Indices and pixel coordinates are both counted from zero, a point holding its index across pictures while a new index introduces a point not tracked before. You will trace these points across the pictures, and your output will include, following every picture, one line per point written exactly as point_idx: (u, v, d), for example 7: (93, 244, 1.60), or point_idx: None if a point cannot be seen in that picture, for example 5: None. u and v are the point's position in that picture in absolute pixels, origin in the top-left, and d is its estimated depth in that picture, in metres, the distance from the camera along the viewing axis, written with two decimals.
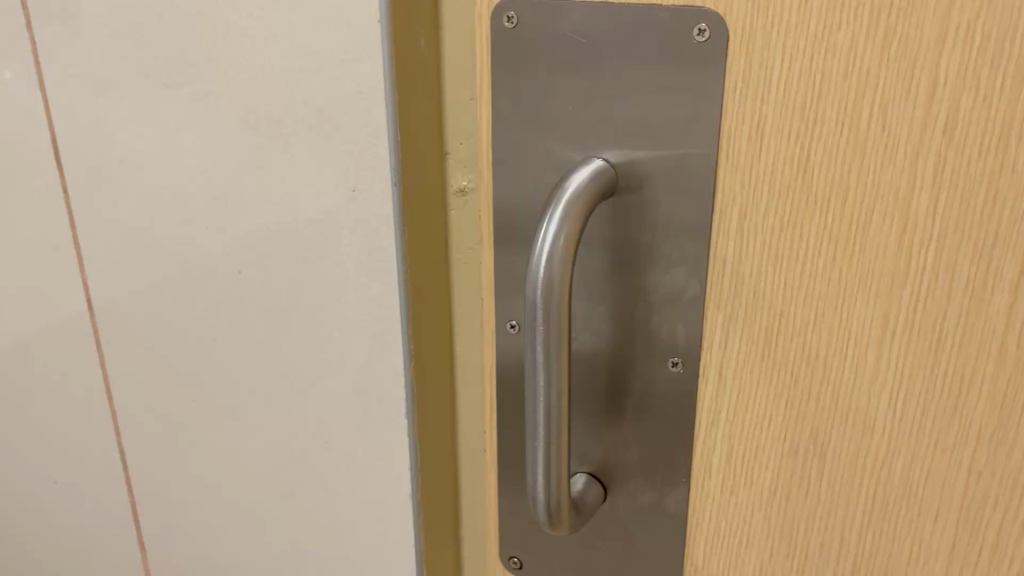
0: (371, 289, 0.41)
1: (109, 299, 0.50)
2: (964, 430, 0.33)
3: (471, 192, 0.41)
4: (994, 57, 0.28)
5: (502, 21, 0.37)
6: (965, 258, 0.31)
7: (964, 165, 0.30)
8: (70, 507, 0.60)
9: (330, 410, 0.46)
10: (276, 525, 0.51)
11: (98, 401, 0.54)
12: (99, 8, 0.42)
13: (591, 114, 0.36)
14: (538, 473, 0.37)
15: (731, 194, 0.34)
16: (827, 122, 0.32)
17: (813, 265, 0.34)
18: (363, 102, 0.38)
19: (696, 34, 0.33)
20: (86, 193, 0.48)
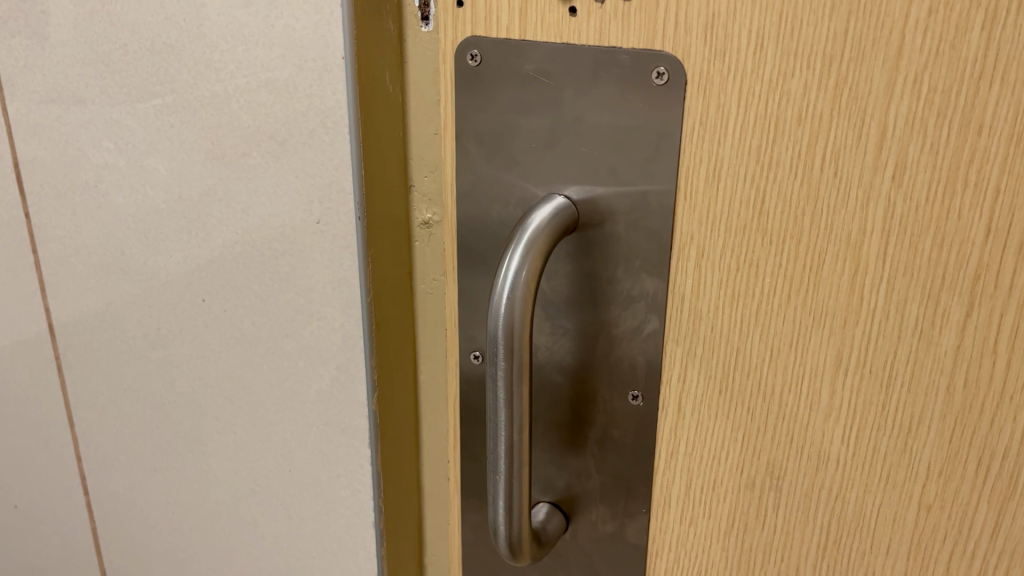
0: (337, 319, 0.42)
1: (71, 326, 0.50)
2: (914, 465, 0.34)
3: (436, 225, 0.41)
4: (940, 107, 0.29)
5: (465, 59, 0.37)
6: (914, 300, 0.32)
7: (913, 209, 0.31)
8: (30, 533, 0.59)
9: (296, 438, 0.46)
10: (240, 552, 0.50)
11: (59, 426, 0.53)
12: (62, 35, 0.41)
13: (555, 152, 0.36)
14: (500, 508, 0.37)
15: (689, 232, 0.35)
16: (781, 166, 0.32)
17: (768, 303, 0.35)
18: (327, 136, 0.38)
19: (655, 77, 0.34)
20: (47, 218, 0.47)
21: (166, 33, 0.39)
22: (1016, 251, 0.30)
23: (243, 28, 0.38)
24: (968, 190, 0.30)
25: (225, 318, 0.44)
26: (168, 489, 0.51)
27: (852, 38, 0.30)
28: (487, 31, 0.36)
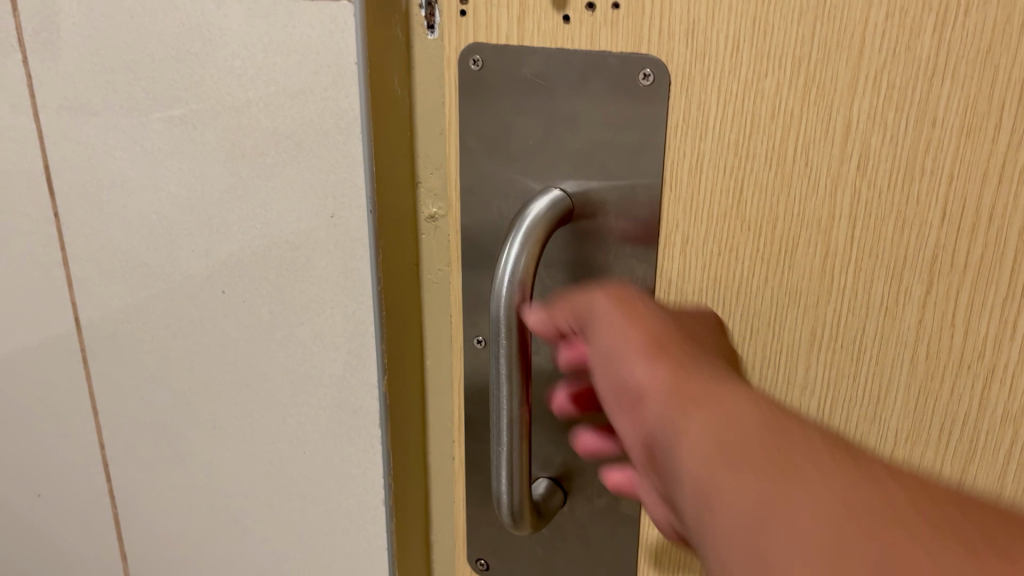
0: (349, 308, 0.45)
1: (96, 319, 0.52)
2: (883, 432, 0.38)
3: (441, 218, 0.44)
4: (898, 103, 0.33)
5: (468, 64, 0.40)
6: (880, 280, 0.35)
7: (876, 197, 0.34)
8: (54, 520, 0.62)
9: (310, 421, 0.48)
10: (256, 532, 0.53)
11: (84, 416, 0.56)
12: (93, 45, 0.44)
13: (551, 149, 0.40)
14: (502, 477, 0.40)
15: (674, 221, 0.38)
16: (757, 158, 0.36)
17: (748, 284, 0.38)
18: (341, 136, 0.41)
19: (642, 78, 0.37)
20: (75, 217, 0.50)
21: (191, 42, 0.42)
22: (970, 231, 0.33)
23: (264, 37, 0.40)
24: (925, 178, 0.33)
25: (243, 309, 0.47)
26: (187, 472, 0.54)
27: (819, 40, 0.33)
28: (488, 38, 0.39)
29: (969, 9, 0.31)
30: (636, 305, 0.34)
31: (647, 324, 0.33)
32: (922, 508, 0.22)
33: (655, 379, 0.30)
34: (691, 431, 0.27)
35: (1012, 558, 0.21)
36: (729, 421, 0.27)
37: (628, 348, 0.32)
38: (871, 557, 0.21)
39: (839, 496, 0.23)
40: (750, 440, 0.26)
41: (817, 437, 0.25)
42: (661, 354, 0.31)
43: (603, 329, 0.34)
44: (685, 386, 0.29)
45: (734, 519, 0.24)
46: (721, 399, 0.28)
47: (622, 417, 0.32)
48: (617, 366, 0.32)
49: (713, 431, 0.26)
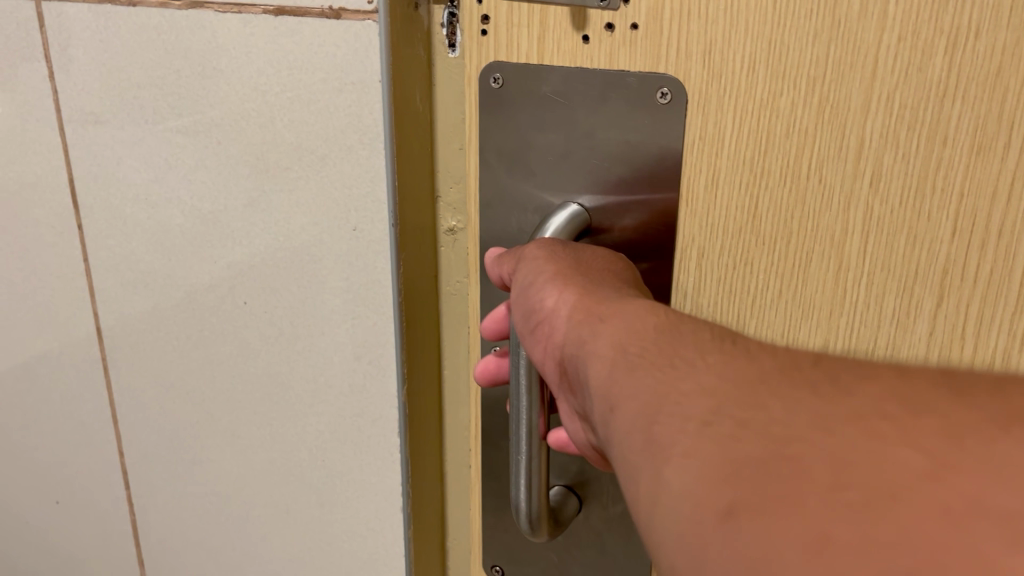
0: (369, 318, 0.46)
1: (118, 329, 0.53)
2: None
3: (460, 231, 0.45)
4: (910, 122, 0.34)
5: (490, 81, 0.41)
6: (892, 293, 0.36)
7: (888, 212, 0.35)
8: (72, 526, 0.62)
9: (329, 429, 0.49)
10: (273, 538, 0.54)
11: (104, 424, 0.57)
12: (120, 62, 0.45)
13: (569, 165, 0.41)
14: (521, 485, 0.41)
15: (691, 235, 0.39)
16: (772, 174, 0.37)
17: (762, 297, 0.39)
18: (364, 151, 0.42)
19: (659, 97, 0.38)
20: (98, 228, 0.51)
21: (217, 59, 0.43)
22: (980, 246, 0.34)
23: (289, 55, 0.41)
24: (936, 194, 0.34)
25: (264, 319, 0.48)
26: (205, 480, 0.55)
27: (833, 61, 0.34)
28: (508, 57, 0.40)
29: (979, 31, 0.32)
30: (558, 250, 0.36)
31: (560, 262, 0.35)
32: (801, 368, 0.22)
33: (566, 302, 0.32)
34: (599, 342, 0.29)
35: (885, 395, 0.20)
36: (631, 328, 0.28)
37: (543, 276, 0.34)
38: (739, 407, 0.21)
39: (721, 375, 0.23)
40: (639, 337, 0.27)
41: (704, 330, 0.27)
42: (570, 281, 0.33)
43: (528, 266, 0.36)
44: (594, 303, 0.31)
45: (632, 417, 0.24)
46: (627, 308, 0.30)
47: (538, 347, 0.35)
48: (532, 295, 0.35)
49: (615, 334, 0.28)
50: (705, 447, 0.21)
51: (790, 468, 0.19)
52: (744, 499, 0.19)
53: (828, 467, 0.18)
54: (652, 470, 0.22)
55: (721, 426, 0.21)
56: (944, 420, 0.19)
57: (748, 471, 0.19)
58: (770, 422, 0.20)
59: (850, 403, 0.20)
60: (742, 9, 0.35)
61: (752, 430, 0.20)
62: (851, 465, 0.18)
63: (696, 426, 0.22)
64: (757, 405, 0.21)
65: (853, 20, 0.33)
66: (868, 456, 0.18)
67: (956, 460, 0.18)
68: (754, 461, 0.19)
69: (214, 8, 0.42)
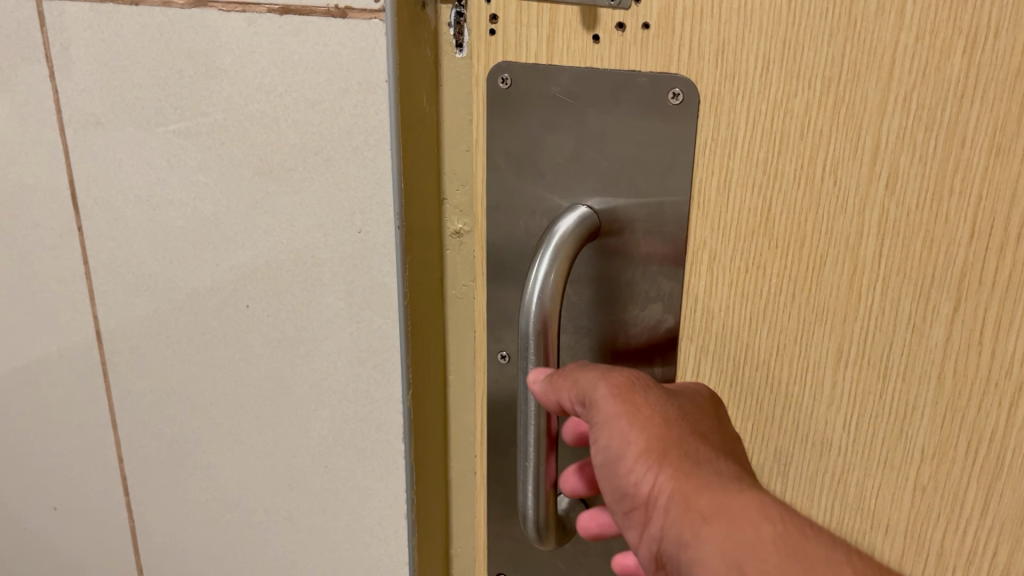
0: (374, 322, 0.45)
1: (118, 332, 0.52)
2: (910, 449, 0.38)
3: (466, 234, 0.45)
4: (927, 123, 0.33)
5: (497, 82, 0.40)
6: (908, 298, 0.36)
7: (905, 215, 0.35)
8: (71, 532, 0.62)
9: (333, 435, 0.49)
10: (275, 546, 0.54)
11: (104, 429, 0.56)
12: (122, 62, 0.44)
13: (578, 167, 0.40)
14: (528, 492, 0.40)
15: (702, 238, 0.39)
16: (786, 177, 0.36)
17: (775, 301, 0.38)
18: (370, 152, 0.41)
19: (671, 97, 0.37)
20: (98, 231, 0.50)
21: (221, 59, 0.42)
22: (998, 251, 0.33)
23: (294, 54, 0.41)
24: (953, 197, 0.34)
25: (266, 323, 0.47)
26: (207, 487, 0.54)
27: (849, 62, 0.34)
28: (517, 57, 0.40)
29: (999, 32, 0.31)
30: (638, 400, 0.36)
31: (646, 428, 0.35)
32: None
33: (665, 487, 0.35)
34: (709, 550, 0.33)
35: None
36: (747, 542, 0.32)
37: (631, 452, 0.35)
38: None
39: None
40: (757, 557, 0.31)
41: (835, 551, 0.32)
42: (666, 460, 0.35)
43: (608, 429, 0.36)
44: (693, 493, 0.34)
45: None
46: (735, 509, 0.33)
47: (626, 512, 0.37)
48: (623, 469, 0.36)
49: (725, 542, 0.32)
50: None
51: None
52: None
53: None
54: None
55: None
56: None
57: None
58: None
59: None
60: (756, 8, 0.35)
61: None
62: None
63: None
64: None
65: (870, 20, 0.33)
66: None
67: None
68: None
69: (218, 7, 0.41)
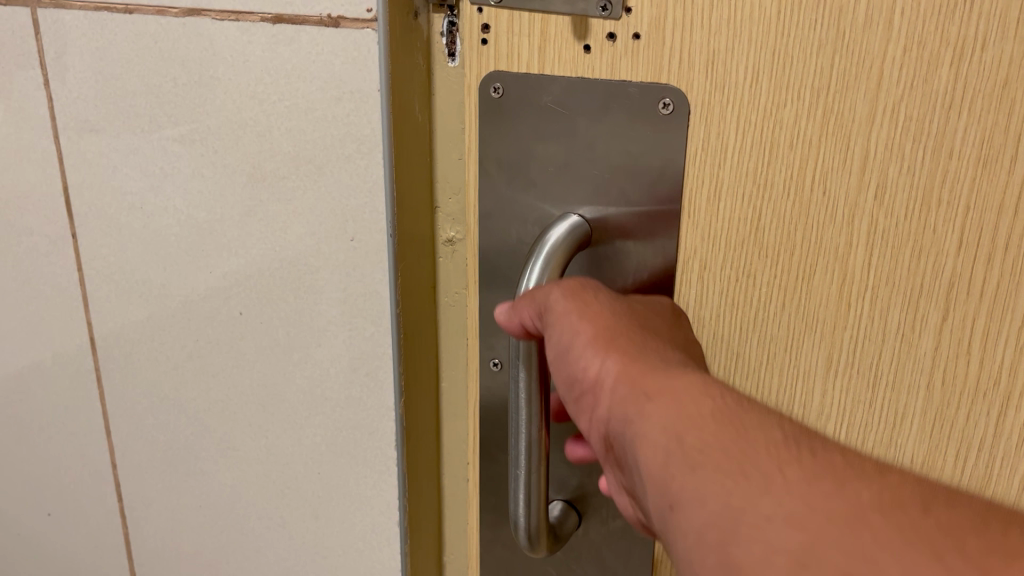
0: (367, 330, 0.45)
1: (112, 339, 0.52)
2: (899, 456, 0.38)
3: (459, 242, 0.45)
4: (916, 134, 0.33)
5: (489, 91, 0.40)
6: (897, 307, 0.36)
7: (893, 225, 0.35)
8: (65, 537, 0.62)
9: (326, 442, 0.49)
10: (268, 553, 0.54)
11: (98, 436, 0.56)
12: (116, 69, 0.45)
13: (570, 176, 0.40)
14: (520, 500, 0.40)
15: (693, 247, 0.39)
16: (775, 187, 0.36)
17: (765, 310, 0.39)
18: (362, 161, 0.41)
19: (662, 107, 0.37)
20: (92, 237, 0.50)
21: (214, 68, 0.42)
22: (986, 261, 0.34)
23: (286, 63, 0.41)
24: (941, 208, 0.34)
25: (260, 330, 0.48)
26: (200, 493, 0.54)
27: (838, 72, 0.34)
28: (509, 66, 0.40)
29: (986, 44, 0.31)
30: (589, 299, 0.34)
31: (596, 319, 0.33)
32: (908, 505, 0.23)
33: (609, 371, 0.31)
34: (650, 425, 0.28)
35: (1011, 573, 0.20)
36: (684, 414, 0.27)
37: (581, 339, 0.33)
38: (846, 556, 0.21)
39: (812, 504, 0.23)
40: (697, 427, 0.27)
41: (773, 426, 0.26)
42: (613, 344, 0.32)
43: (561, 323, 0.34)
44: (640, 375, 0.30)
45: (704, 527, 0.24)
46: (678, 386, 0.29)
47: (580, 413, 0.33)
48: (572, 357, 0.33)
49: (667, 416, 0.28)
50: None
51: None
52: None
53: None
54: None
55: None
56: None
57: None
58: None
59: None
60: (745, 19, 0.35)
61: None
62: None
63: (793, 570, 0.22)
64: (868, 561, 0.21)
65: (859, 31, 0.33)
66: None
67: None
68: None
69: (211, 15, 0.41)
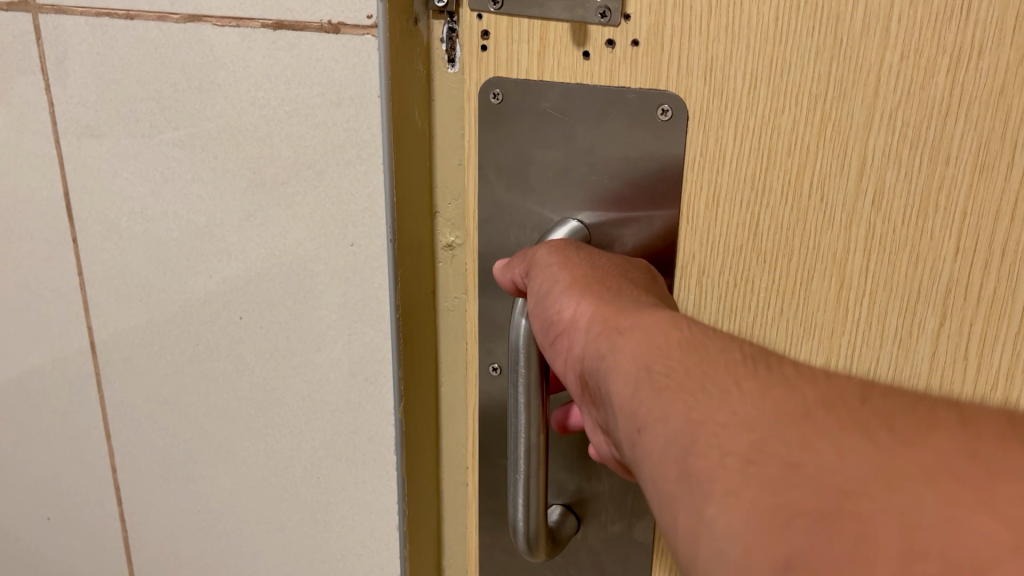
0: (366, 334, 0.45)
1: (112, 343, 0.53)
2: None
3: (458, 247, 0.45)
4: (912, 140, 0.34)
5: (488, 97, 0.40)
6: (895, 312, 0.36)
7: (890, 230, 0.35)
8: (64, 542, 0.62)
9: (325, 446, 0.49)
10: (267, 557, 0.54)
11: (97, 440, 0.56)
12: (117, 75, 0.45)
13: (569, 181, 0.40)
14: (519, 505, 0.40)
15: (691, 252, 0.39)
16: (773, 192, 0.37)
17: (763, 315, 0.39)
18: (362, 166, 0.41)
19: (660, 114, 0.37)
20: (93, 242, 0.50)
21: (215, 74, 0.43)
22: (983, 267, 0.34)
23: (287, 69, 0.41)
24: (938, 213, 0.34)
25: (260, 334, 0.48)
26: (198, 498, 0.54)
27: (835, 79, 0.34)
28: (508, 72, 0.40)
29: (982, 50, 0.31)
30: (572, 254, 0.36)
31: (575, 270, 0.35)
32: (848, 402, 0.22)
33: (583, 313, 0.32)
34: (622, 356, 0.28)
35: (936, 445, 0.20)
36: (653, 344, 0.27)
37: (558, 285, 0.34)
38: (788, 444, 0.21)
39: (764, 409, 0.23)
40: (663, 354, 0.27)
41: (734, 352, 0.26)
42: (589, 289, 0.33)
43: (542, 274, 0.35)
44: (613, 313, 0.31)
45: (666, 444, 0.24)
46: (648, 321, 0.29)
47: (556, 355, 0.34)
48: (549, 302, 0.34)
49: (637, 348, 0.28)
50: (755, 486, 0.21)
51: (849, 512, 0.19)
52: (805, 550, 0.19)
53: (871, 512, 0.19)
54: (695, 505, 0.22)
55: (767, 468, 0.21)
56: (946, 433, 0.20)
57: (790, 479, 0.20)
58: (824, 467, 0.20)
59: (906, 455, 0.20)
60: (744, 27, 0.35)
61: (802, 474, 0.20)
62: (918, 525, 0.18)
63: (741, 464, 0.21)
64: (806, 448, 0.21)
65: (855, 38, 0.33)
66: (936, 517, 0.18)
67: (1017, 517, 0.17)
68: (813, 513, 0.19)
69: (212, 22, 0.42)
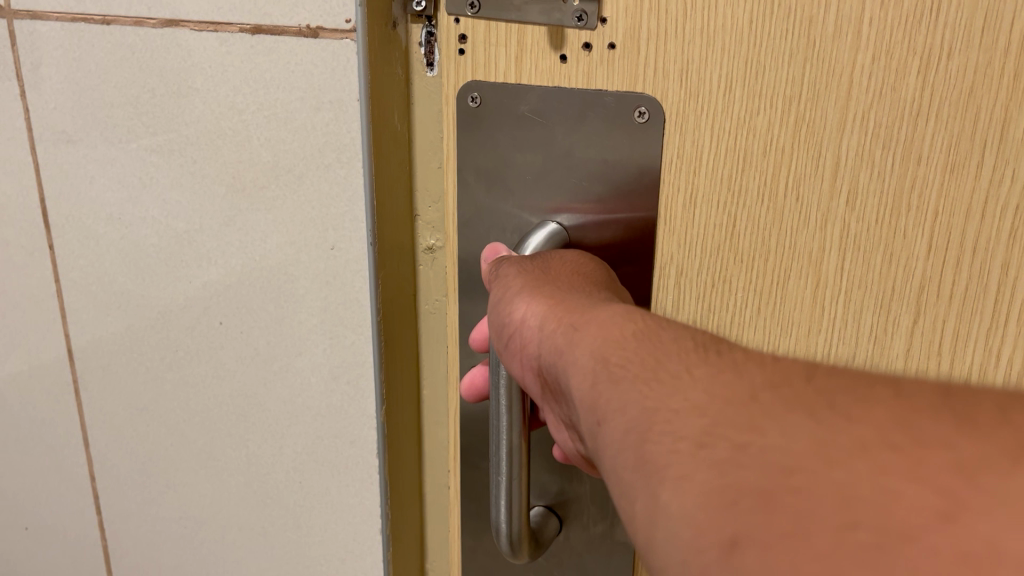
0: (347, 338, 0.45)
1: (90, 350, 0.52)
2: None
3: (439, 250, 0.45)
4: (884, 141, 0.34)
5: (467, 100, 0.41)
6: (869, 310, 0.37)
7: (864, 229, 0.36)
8: (42, 552, 0.61)
9: (307, 450, 0.49)
10: (249, 563, 0.53)
11: (76, 448, 0.56)
12: (94, 80, 0.45)
13: (548, 183, 0.41)
14: (501, 506, 0.41)
15: (670, 253, 0.40)
16: (749, 193, 0.37)
17: (741, 314, 0.39)
18: (341, 170, 0.42)
19: (638, 116, 0.38)
20: (70, 249, 0.50)
21: (192, 78, 0.43)
22: (955, 264, 0.35)
23: (265, 73, 0.41)
24: (911, 212, 0.35)
25: (240, 339, 0.48)
26: (179, 505, 0.54)
27: (808, 81, 0.35)
28: (486, 76, 0.40)
29: (952, 52, 0.32)
30: (527, 264, 0.36)
31: (526, 275, 0.35)
32: (795, 381, 0.21)
33: (536, 313, 0.31)
34: (579, 350, 0.27)
35: (879, 418, 0.19)
36: (606, 338, 0.27)
37: (513, 288, 0.34)
38: (737, 426, 0.20)
39: (714, 392, 0.21)
40: (619, 346, 0.26)
41: (688, 338, 0.25)
42: (539, 292, 0.33)
43: (499, 284, 0.35)
44: (568, 311, 0.30)
45: (622, 435, 0.23)
46: (603, 316, 0.28)
47: (511, 356, 0.34)
48: (502, 304, 0.34)
49: (592, 343, 0.27)
50: (703, 469, 0.20)
51: (791, 490, 0.18)
52: (751, 529, 0.18)
53: (811, 490, 0.18)
54: (648, 491, 0.21)
55: (717, 450, 0.20)
56: (887, 404, 0.19)
57: (736, 459, 0.19)
58: (770, 446, 0.19)
59: (848, 430, 0.19)
60: (719, 30, 0.35)
61: (750, 453, 0.19)
62: (857, 498, 0.17)
63: (692, 448, 0.20)
64: (753, 428, 0.20)
65: (828, 41, 0.34)
66: (872, 488, 0.17)
67: (954, 485, 0.16)
68: (756, 491, 0.18)
69: (189, 26, 0.41)
